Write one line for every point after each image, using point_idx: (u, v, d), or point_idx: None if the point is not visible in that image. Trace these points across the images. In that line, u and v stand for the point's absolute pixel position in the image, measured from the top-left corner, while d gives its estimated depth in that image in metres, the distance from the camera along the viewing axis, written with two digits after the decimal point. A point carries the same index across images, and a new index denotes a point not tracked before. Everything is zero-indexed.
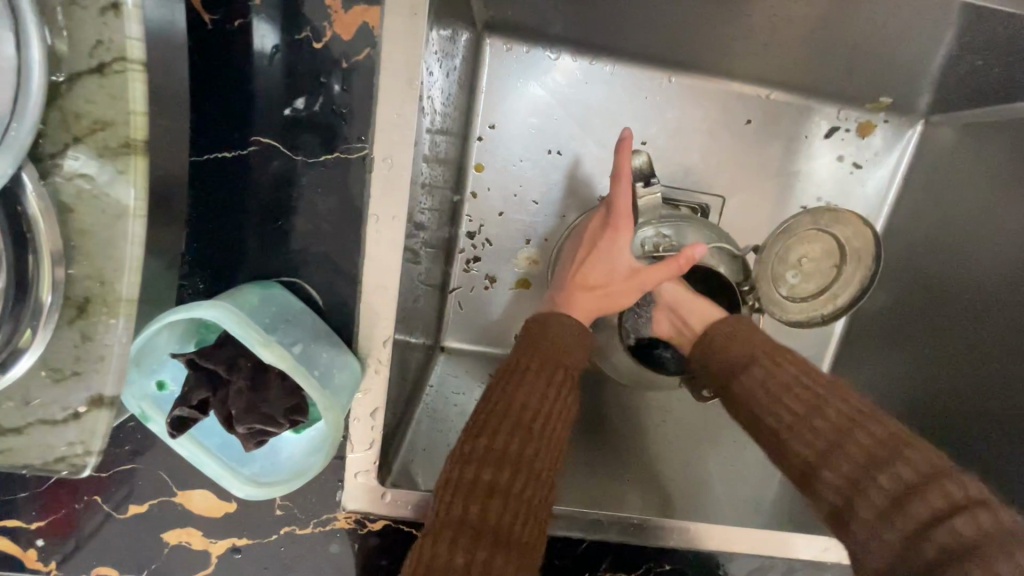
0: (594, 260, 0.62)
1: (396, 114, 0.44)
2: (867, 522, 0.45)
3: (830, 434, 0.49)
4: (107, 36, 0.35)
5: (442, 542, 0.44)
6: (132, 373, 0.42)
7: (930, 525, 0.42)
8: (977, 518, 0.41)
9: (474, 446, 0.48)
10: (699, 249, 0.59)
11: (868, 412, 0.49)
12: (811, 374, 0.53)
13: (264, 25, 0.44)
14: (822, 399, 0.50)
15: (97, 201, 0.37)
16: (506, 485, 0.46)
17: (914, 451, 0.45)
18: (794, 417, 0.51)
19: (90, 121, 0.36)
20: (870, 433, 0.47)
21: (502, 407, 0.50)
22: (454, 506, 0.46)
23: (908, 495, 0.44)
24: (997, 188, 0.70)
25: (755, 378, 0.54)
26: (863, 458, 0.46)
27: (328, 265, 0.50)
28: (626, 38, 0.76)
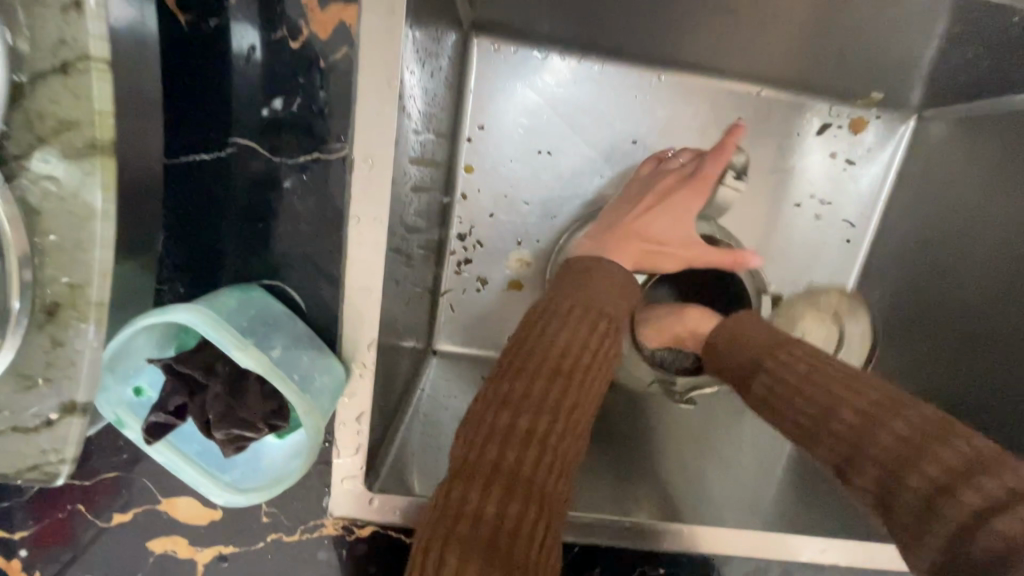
0: (653, 218, 0.63)
1: (375, 112, 0.43)
2: (905, 528, 0.41)
3: (846, 433, 0.44)
4: (70, 35, 0.34)
5: (472, 488, 0.40)
6: (107, 379, 0.41)
7: (970, 526, 0.37)
8: (1022, 513, 0.35)
9: (495, 397, 0.45)
10: (752, 261, 0.62)
11: (886, 403, 0.44)
12: (823, 366, 0.48)
13: (240, 24, 0.44)
14: (837, 393, 0.46)
15: (65, 203, 0.36)
16: (536, 431, 0.43)
17: (948, 444, 0.40)
18: (809, 419, 0.47)
19: (54, 122, 0.35)
20: (890, 429, 0.42)
21: (523, 361, 0.47)
22: (476, 452, 0.42)
23: (941, 495, 0.39)
24: (990, 181, 0.69)
25: (764, 379, 0.51)
26: (888, 458, 0.42)
27: (311, 267, 0.49)
28: (613, 36, 0.75)
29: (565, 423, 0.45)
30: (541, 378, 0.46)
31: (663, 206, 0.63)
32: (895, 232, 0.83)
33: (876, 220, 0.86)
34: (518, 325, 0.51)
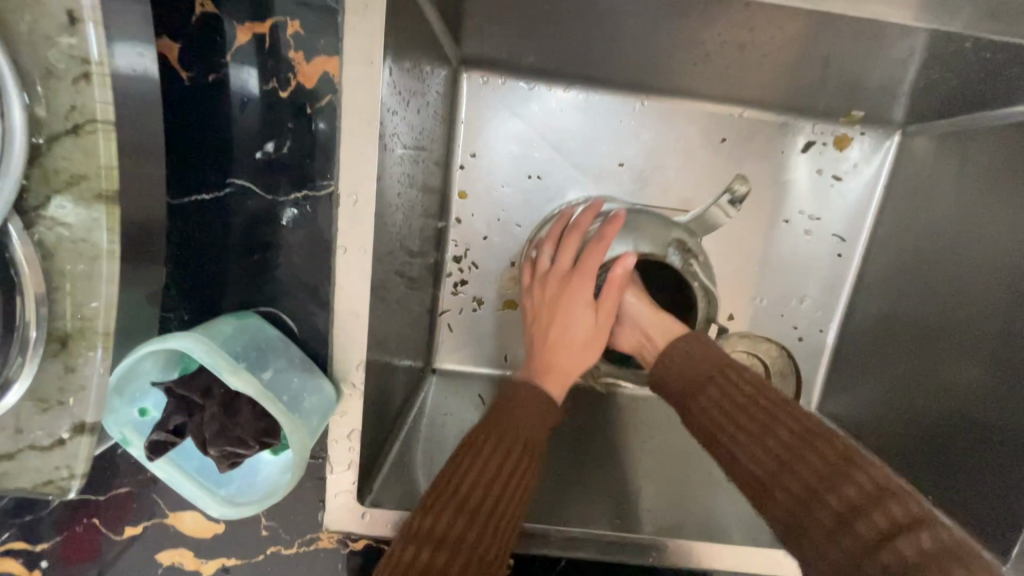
0: (560, 316, 0.62)
1: (357, 153, 0.48)
2: (814, 543, 0.45)
3: (778, 455, 0.49)
4: (80, 102, 0.39)
5: (422, 547, 0.48)
6: (114, 402, 0.44)
7: (876, 544, 0.42)
8: (919, 536, 0.41)
9: (459, 470, 0.52)
10: (631, 259, 0.62)
11: (812, 431, 0.49)
12: (763, 390, 0.53)
13: (235, 78, 0.48)
14: (772, 420, 0.51)
15: (77, 246, 0.41)
16: (487, 509, 0.51)
17: (864, 471, 0.46)
18: (745, 436, 0.51)
19: (67, 176, 0.40)
20: (816, 454, 0.48)
21: (488, 440, 0.53)
22: (436, 522, 0.49)
23: (854, 516, 0.44)
24: (971, 198, 0.70)
25: (707, 400, 0.54)
26: (813, 477, 0.47)
27: (304, 294, 0.53)
28: (595, 69, 0.78)
29: (512, 498, 0.52)
30: (500, 463, 0.52)
31: (560, 297, 0.63)
32: (885, 247, 0.84)
33: (866, 234, 0.87)
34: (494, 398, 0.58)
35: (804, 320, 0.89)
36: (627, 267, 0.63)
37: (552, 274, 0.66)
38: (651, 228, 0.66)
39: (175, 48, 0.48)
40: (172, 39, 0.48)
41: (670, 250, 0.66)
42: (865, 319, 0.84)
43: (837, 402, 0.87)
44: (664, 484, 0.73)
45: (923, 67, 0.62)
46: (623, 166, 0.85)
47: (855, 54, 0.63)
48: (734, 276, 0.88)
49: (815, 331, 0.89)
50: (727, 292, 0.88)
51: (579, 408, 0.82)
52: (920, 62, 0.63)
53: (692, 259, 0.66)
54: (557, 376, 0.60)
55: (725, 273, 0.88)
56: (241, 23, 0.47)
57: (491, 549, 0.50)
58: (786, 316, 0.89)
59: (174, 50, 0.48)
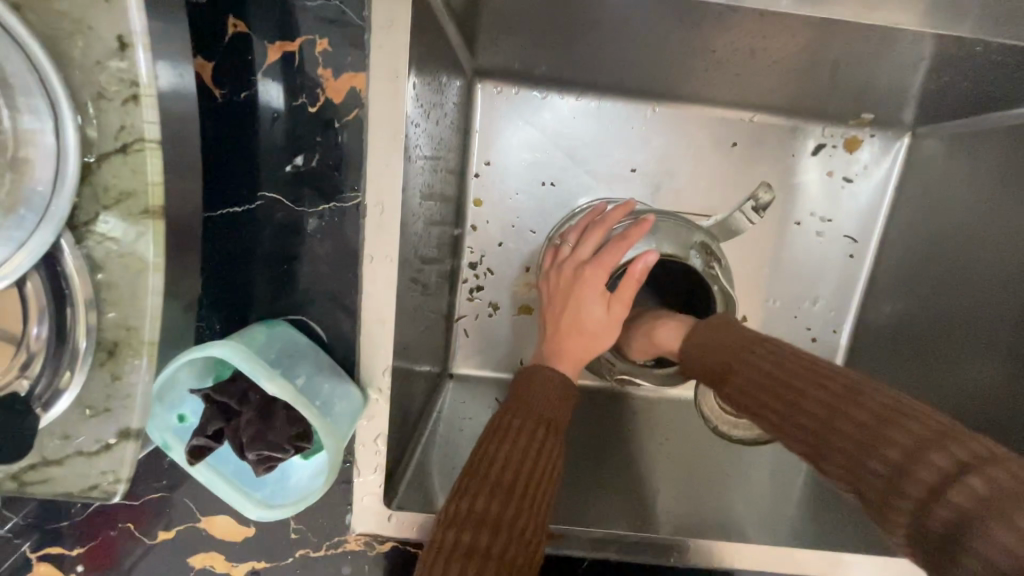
0: (574, 304, 0.62)
1: (384, 164, 0.49)
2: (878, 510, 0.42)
3: (814, 424, 0.47)
4: (129, 123, 0.41)
5: (466, 531, 0.50)
6: (155, 408, 0.47)
7: (929, 501, 0.38)
8: (972, 483, 0.37)
9: (489, 452, 0.53)
10: (654, 257, 0.61)
11: (845, 392, 0.46)
12: (787, 359, 0.51)
13: (266, 94, 0.50)
14: (800, 389, 0.48)
15: (123, 259, 0.43)
16: (521, 488, 0.52)
17: (905, 424, 0.42)
18: (779, 413, 0.49)
19: (116, 194, 0.42)
20: (850, 416, 0.45)
21: (514, 423, 0.55)
22: (474, 503, 0.51)
23: (901, 474, 0.40)
24: (983, 198, 0.71)
25: (734, 379, 0.53)
26: (853, 442, 0.44)
27: (331, 302, 0.55)
28: (607, 77, 0.80)
29: (542, 476, 0.53)
30: (528, 445, 0.54)
31: (576, 285, 0.63)
32: (897, 247, 0.84)
33: (877, 235, 0.88)
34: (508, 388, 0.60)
35: (817, 321, 0.90)
36: (649, 265, 0.61)
37: (568, 263, 0.65)
38: (669, 228, 0.67)
39: (208, 66, 0.50)
40: (207, 59, 0.50)
41: (692, 253, 0.67)
42: (879, 320, 0.85)
43: None
44: (683, 485, 0.73)
45: (938, 66, 0.63)
46: (635, 171, 0.86)
47: (865, 58, 0.64)
48: (747, 278, 0.89)
49: (828, 332, 0.90)
50: (740, 294, 0.89)
51: (596, 411, 0.83)
52: (930, 67, 0.64)
53: (713, 262, 0.67)
54: (567, 362, 0.60)
55: (737, 275, 0.89)
56: (272, 42, 0.49)
57: (527, 524, 0.52)
58: (800, 317, 0.90)
59: (207, 69, 0.50)
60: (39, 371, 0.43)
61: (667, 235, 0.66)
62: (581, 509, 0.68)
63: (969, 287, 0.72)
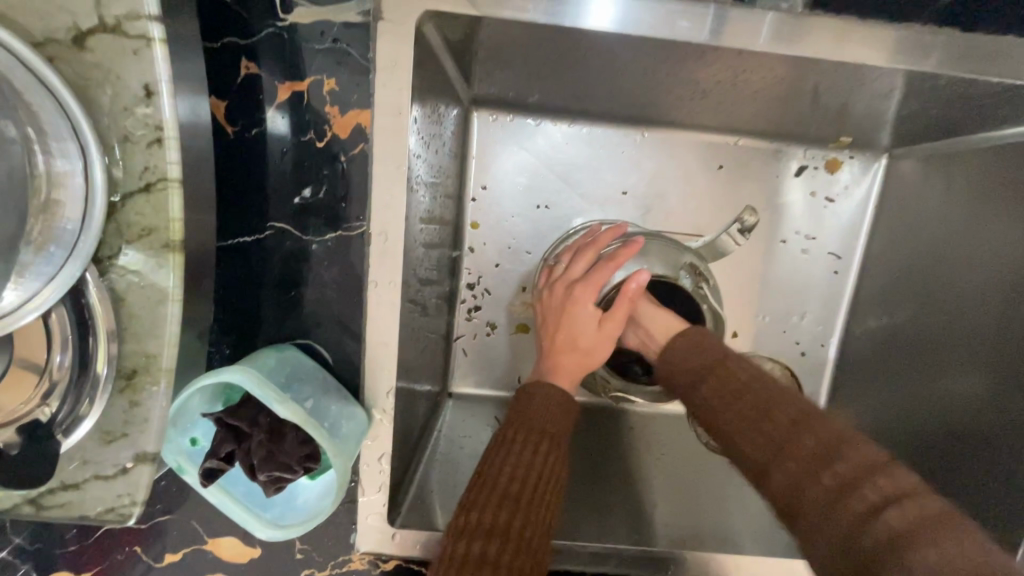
0: (567, 321, 0.65)
1: (388, 195, 0.52)
2: (812, 520, 0.46)
3: (775, 435, 0.50)
4: (153, 163, 0.43)
5: (474, 542, 0.51)
6: (169, 432, 0.48)
7: (869, 517, 0.43)
8: (908, 507, 0.42)
9: (495, 465, 0.55)
10: (645, 276, 0.64)
11: (808, 412, 0.51)
12: (759, 378, 0.55)
13: (275, 129, 0.53)
14: (768, 403, 0.52)
15: (144, 290, 0.45)
16: (528, 498, 0.53)
17: (858, 448, 0.47)
18: (744, 422, 0.52)
19: (139, 229, 0.44)
20: (811, 434, 0.49)
21: (516, 437, 0.57)
22: (483, 515, 0.52)
23: (848, 489, 0.45)
24: (957, 217, 0.75)
25: (707, 387, 0.56)
26: (808, 457, 0.48)
27: (337, 325, 0.57)
28: (598, 105, 0.84)
29: (547, 484, 0.55)
30: (533, 456, 0.56)
31: (569, 303, 0.65)
32: (879, 263, 0.88)
33: (860, 251, 0.91)
34: (510, 404, 0.62)
35: (805, 336, 0.93)
36: (642, 284, 0.64)
37: (563, 281, 0.68)
38: (660, 249, 0.70)
39: (221, 105, 0.53)
40: (220, 98, 0.52)
41: (681, 273, 0.70)
42: (863, 334, 0.88)
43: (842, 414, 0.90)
44: (678, 498, 0.75)
45: (912, 96, 0.68)
46: (625, 193, 0.90)
47: (842, 88, 0.68)
48: (737, 295, 0.92)
49: (816, 346, 0.92)
50: (730, 311, 0.92)
51: (593, 426, 0.85)
52: (904, 97, 0.69)
53: (702, 282, 0.71)
54: (562, 377, 0.63)
55: (727, 292, 0.92)
56: (282, 82, 0.52)
57: (535, 534, 0.52)
58: (788, 332, 0.93)
59: (220, 107, 0.53)
60: (61, 399, 0.45)
61: (660, 256, 0.70)
62: (581, 524, 0.70)
63: (949, 302, 0.75)
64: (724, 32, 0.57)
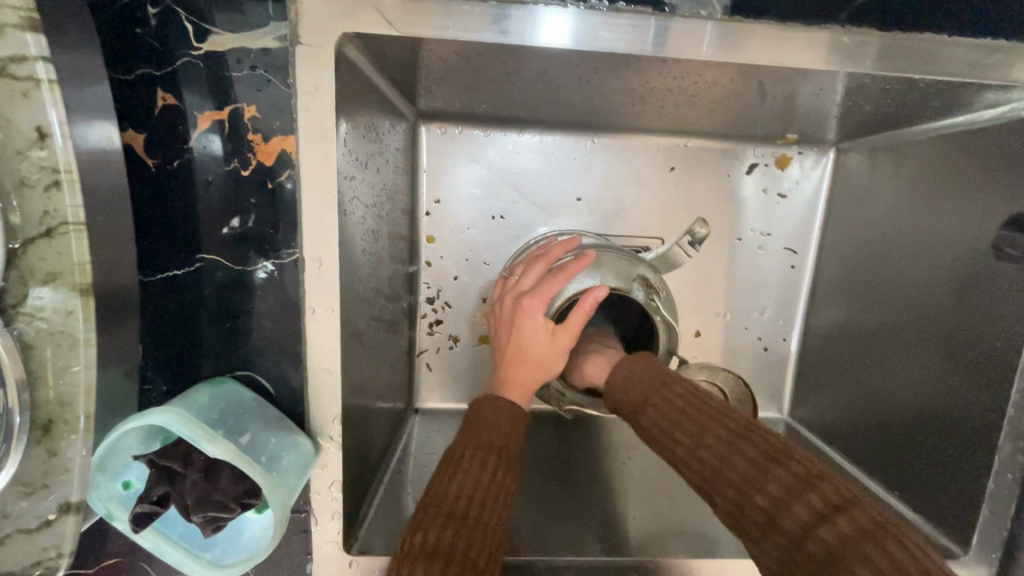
0: (518, 334, 0.64)
1: (318, 221, 0.51)
2: (757, 542, 0.45)
3: (711, 460, 0.50)
4: (53, 208, 0.43)
5: (417, 567, 0.49)
6: (97, 477, 0.47)
7: (801, 537, 0.43)
8: (837, 522, 0.42)
9: (441, 484, 0.55)
10: (603, 291, 0.63)
11: (740, 433, 0.50)
12: (695, 401, 0.54)
13: (200, 158, 0.52)
14: (706, 425, 0.52)
15: (54, 336, 0.45)
16: (474, 516, 0.53)
17: (790, 462, 0.46)
18: (684, 448, 0.52)
19: (43, 274, 0.44)
20: (744, 454, 0.48)
21: (464, 453, 0.57)
22: (427, 536, 0.51)
23: (781, 509, 0.44)
24: (901, 211, 0.76)
25: (648, 416, 0.56)
26: (742, 479, 0.47)
27: (279, 354, 0.56)
28: (545, 115, 0.83)
29: (495, 501, 0.54)
30: (479, 472, 0.55)
31: (520, 315, 0.64)
32: (833, 256, 0.89)
33: (814, 244, 0.92)
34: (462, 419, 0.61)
35: (766, 330, 0.94)
36: (598, 298, 0.63)
37: (516, 292, 0.67)
38: (612, 260, 0.69)
39: (139, 138, 0.51)
40: (138, 130, 0.51)
41: (634, 285, 0.69)
42: (822, 326, 0.89)
43: (808, 407, 0.91)
44: (646, 503, 0.75)
45: (848, 93, 0.68)
46: (580, 200, 0.90)
47: (784, 86, 0.68)
48: (697, 295, 0.92)
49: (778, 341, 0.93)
50: (693, 310, 0.92)
51: (560, 433, 0.85)
52: (841, 95, 0.70)
53: (654, 294, 0.69)
54: (513, 391, 0.62)
55: (687, 292, 0.92)
56: (202, 112, 0.51)
57: (480, 553, 0.51)
58: (750, 328, 0.93)
59: (139, 140, 0.51)
60: None
61: (613, 266, 0.68)
62: (544, 536, 0.68)
63: (898, 292, 0.76)
64: (668, 44, 0.57)
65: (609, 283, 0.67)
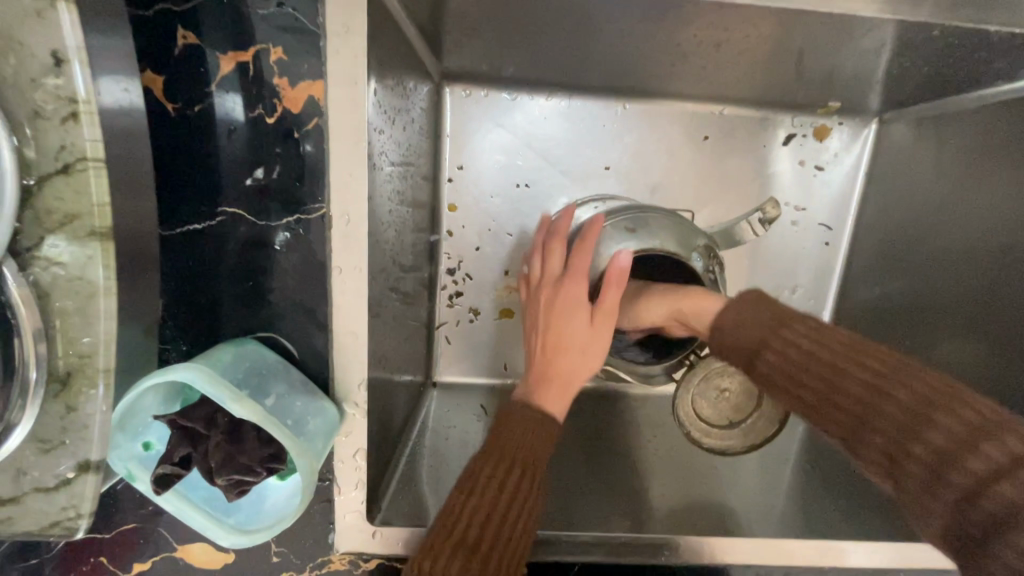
0: (555, 323, 0.60)
1: (348, 173, 0.48)
2: (912, 496, 0.43)
3: (853, 407, 0.47)
4: (69, 142, 0.41)
5: (449, 551, 0.49)
6: (117, 437, 0.45)
7: (975, 492, 0.39)
8: (1022, 477, 0.37)
9: (485, 466, 0.53)
10: (625, 258, 0.60)
11: (887, 375, 0.46)
12: (828, 340, 0.50)
13: (224, 103, 0.49)
14: (843, 367, 0.48)
15: (71, 284, 0.43)
16: (486, 548, 0.50)
17: (953, 411, 0.42)
18: (820, 391, 0.49)
19: (61, 216, 0.42)
20: (896, 399, 0.45)
21: (485, 470, 0.53)
22: (465, 521, 0.50)
23: (944, 464, 0.41)
24: (946, 181, 0.72)
25: (766, 359, 0.52)
26: (896, 427, 0.44)
27: (304, 317, 0.54)
28: (575, 77, 0.80)
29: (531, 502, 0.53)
30: (496, 496, 0.52)
31: (560, 295, 0.61)
32: (871, 232, 0.85)
33: (851, 221, 0.88)
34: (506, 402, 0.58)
35: (798, 310, 0.90)
36: (623, 268, 0.60)
37: (548, 279, 0.64)
38: (674, 223, 0.66)
39: (158, 80, 0.48)
40: (157, 73, 0.48)
41: (694, 254, 0.66)
42: (856, 304, 0.86)
43: None
44: (674, 481, 0.73)
45: (902, 51, 0.64)
46: (609, 169, 0.86)
47: (828, 49, 0.65)
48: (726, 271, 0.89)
49: (809, 320, 0.90)
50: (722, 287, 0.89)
51: (584, 410, 0.82)
52: (893, 54, 0.65)
53: (713, 267, 0.66)
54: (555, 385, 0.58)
55: None
56: (224, 53, 0.48)
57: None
58: None
59: (158, 83, 0.48)
60: None
61: (676, 230, 0.65)
62: (572, 512, 0.66)
63: (942, 264, 0.72)
64: None
65: (671, 247, 0.63)
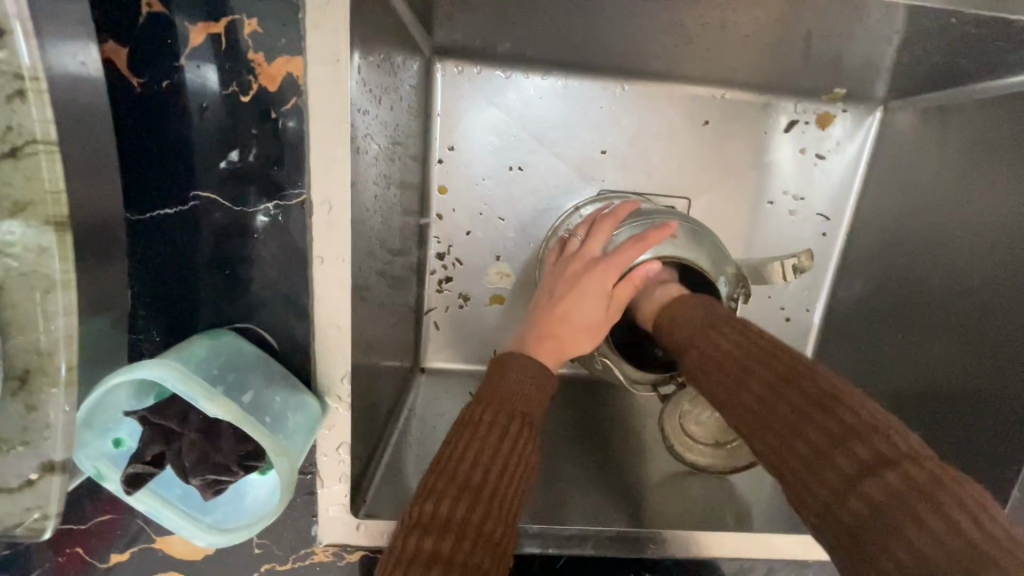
0: (573, 297, 0.59)
1: (329, 158, 0.45)
2: (798, 494, 0.42)
3: (752, 403, 0.47)
4: (17, 122, 0.39)
5: (443, 502, 0.45)
6: (85, 435, 0.44)
7: (843, 492, 0.39)
8: (886, 477, 0.37)
9: (484, 411, 0.50)
10: (654, 267, 0.60)
11: (788, 373, 0.46)
12: (745, 340, 0.51)
13: (195, 79, 0.46)
14: (750, 364, 0.49)
15: (25, 277, 0.41)
16: (491, 488, 0.47)
17: (845, 406, 0.42)
18: (727, 386, 0.49)
19: (11, 202, 0.40)
20: (786, 397, 0.45)
21: (484, 418, 0.50)
22: (462, 458, 0.47)
23: (824, 457, 0.41)
24: (947, 174, 0.70)
25: (695, 354, 0.53)
26: (783, 424, 0.44)
27: (285, 306, 0.51)
28: (571, 55, 0.76)
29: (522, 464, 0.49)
30: (498, 442, 0.49)
31: (580, 280, 0.60)
32: (869, 225, 0.83)
33: (849, 212, 0.86)
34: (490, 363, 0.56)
35: (791, 301, 0.88)
36: (647, 274, 0.60)
37: (580, 257, 0.62)
38: (709, 239, 0.63)
39: (122, 52, 0.45)
40: (120, 44, 0.45)
41: (722, 279, 0.62)
42: (848, 298, 0.84)
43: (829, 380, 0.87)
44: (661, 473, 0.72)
45: (912, 37, 0.62)
46: (605, 153, 0.83)
47: (837, 33, 0.63)
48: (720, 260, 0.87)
49: (803, 311, 0.88)
50: None
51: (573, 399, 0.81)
52: (903, 39, 0.63)
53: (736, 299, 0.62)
54: (546, 352, 0.57)
55: None
56: (194, 24, 0.44)
57: (496, 525, 0.46)
58: (774, 297, 0.88)
59: (122, 55, 0.45)
60: None
61: (711, 252, 0.62)
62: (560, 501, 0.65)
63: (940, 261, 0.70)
64: None
65: (698, 262, 0.61)
